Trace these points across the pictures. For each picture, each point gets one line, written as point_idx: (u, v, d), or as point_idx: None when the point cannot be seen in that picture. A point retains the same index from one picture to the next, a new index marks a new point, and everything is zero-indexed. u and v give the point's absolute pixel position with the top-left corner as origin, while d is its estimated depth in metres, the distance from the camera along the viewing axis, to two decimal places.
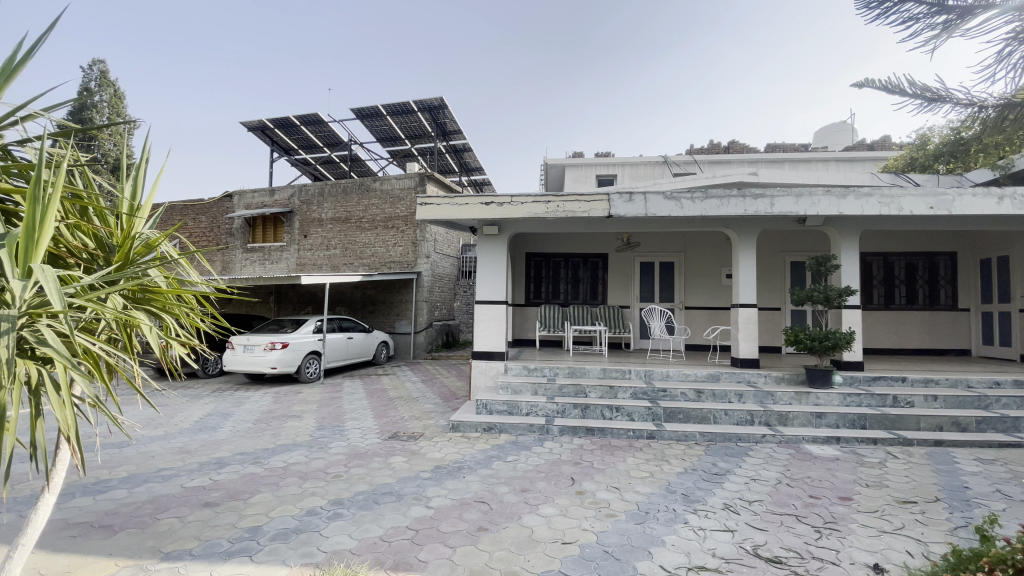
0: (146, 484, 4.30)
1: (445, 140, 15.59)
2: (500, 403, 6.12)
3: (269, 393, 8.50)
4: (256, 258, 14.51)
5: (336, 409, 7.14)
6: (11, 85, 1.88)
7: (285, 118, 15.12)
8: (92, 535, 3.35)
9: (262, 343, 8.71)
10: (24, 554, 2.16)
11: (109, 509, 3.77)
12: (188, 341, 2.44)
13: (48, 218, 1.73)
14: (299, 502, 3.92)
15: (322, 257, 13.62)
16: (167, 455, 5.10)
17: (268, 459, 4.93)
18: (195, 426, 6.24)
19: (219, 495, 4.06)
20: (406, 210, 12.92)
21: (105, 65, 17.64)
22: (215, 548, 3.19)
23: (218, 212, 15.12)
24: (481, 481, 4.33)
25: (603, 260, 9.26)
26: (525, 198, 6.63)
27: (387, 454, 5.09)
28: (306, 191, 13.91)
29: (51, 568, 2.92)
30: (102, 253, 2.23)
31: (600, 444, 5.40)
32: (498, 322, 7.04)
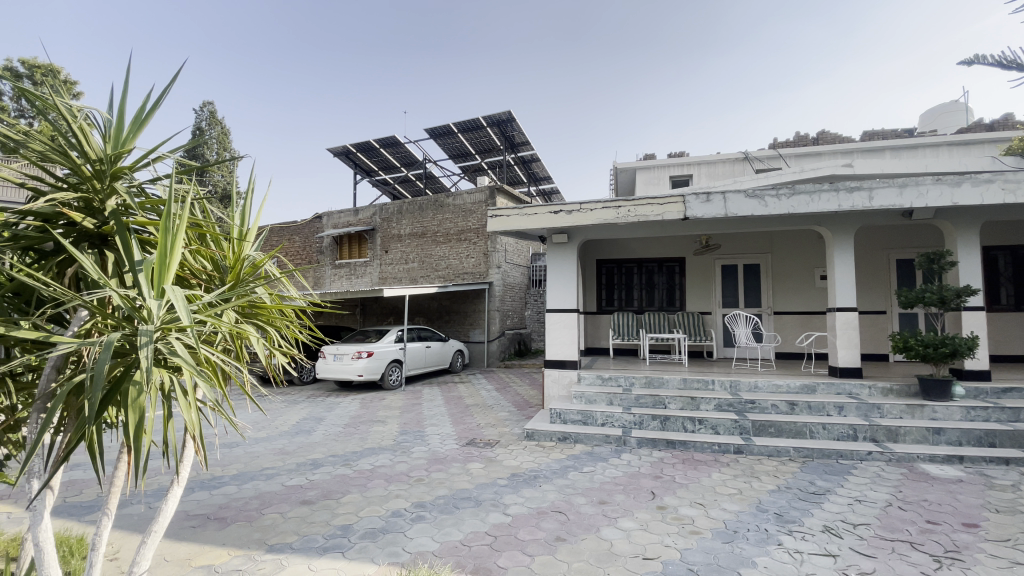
0: (253, 481, 4.76)
1: (514, 152, 15.87)
2: (574, 413, 6.08)
3: (356, 399, 9.08)
4: (343, 273, 15.62)
5: (417, 415, 7.47)
6: (141, 133, 2.18)
7: (365, 142, 16.19)
8: (209, 526, 3.76)
9: (349, 352, 9.33)
10: (155, 542, 2.36)
11: (222, 503, 4.21)
12: (289, 351, 2.68)
13: (176, 245, 2.00)
14: (385, 503, 4.13)
15: (401, 271, 14.35)
16: (270, 455, 5.62)
17: (357, 462, 5.27)
18: (293, 429, 6.81)
19: (315, 493, 4.40)
20: (477, 223, 13.26)
21: (214, 106, 20.01)
22: (312, 543, 3.45)
23: (309, 232, 16.47)
24: (558, 491, 4.32)
25: (680, 265, 8.92)
26: (595, 204, 6.58)
27: (465, 460, 5.24)
28: (385, 209, 14.77)
29: (177, 554, 3.32)
30: (218, 274, 2.54)
31: (682, 458, 5.18)
32: (570, 330, 7.01)
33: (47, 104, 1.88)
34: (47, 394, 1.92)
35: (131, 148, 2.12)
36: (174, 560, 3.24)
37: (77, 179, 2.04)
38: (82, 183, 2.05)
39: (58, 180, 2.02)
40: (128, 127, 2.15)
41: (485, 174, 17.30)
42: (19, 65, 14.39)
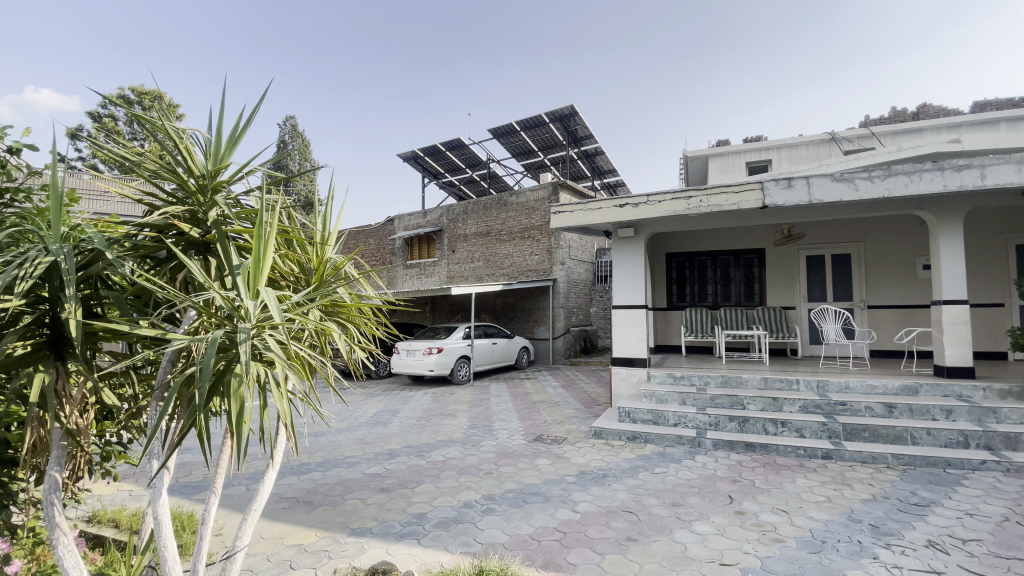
0: (336, 468, 5.13)
1: (577, 147, 15.71)
2: (644, 412, 5.96)
3: (428, 393, 9.47)
4: (414, 273, 16.32)
5: (485, 410, 7.66)
6: (234, 151, 2.34)
7: (432, 146, 16.78)
8: (298, 509, 4.11)
9: (421, 349, 9.74)
10: (254, 521, 2.39)
11: (309, 487, 4.59)
12: (367, 347, 2.88)
13: (267, 250, 2.21)
14: (456, 495, 4.30)
15: (468, 270, 14.73)
16: (351, 444, 6.02)
17: (430, 453, 5.51)
18: (371, 420, 7.24)
19: (392, 482, 4.66)
20: (541, 220, 13.28)
21: (295, 119, 21.62)
22: (390, 529, 3.67)
23: (382, 234, 17.35)
24: (628, 491, 4.27)
25: (758, 256, 8.44)
26: (663, 195, 6.37)
27: (533, 455, 5.31)
28: (451, 210, 15.21)
29: (272, 533, 3.67)
30: (303, 276, 2.77)
31: (762, 461, 4.93)
32: (638, 327, 6.86)
33: (157, 127, 2.11)
34: (164, 384, 2.19)
35: (227, 164, 2.31)
36: (270, 538, 3.58)
37: (184, 194, 2.30)
38: (188, 197, 2.31)
39: (167, 194, 2.29)
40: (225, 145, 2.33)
41: (549, 170, 17.29)
42: (132, 94, 16.32)
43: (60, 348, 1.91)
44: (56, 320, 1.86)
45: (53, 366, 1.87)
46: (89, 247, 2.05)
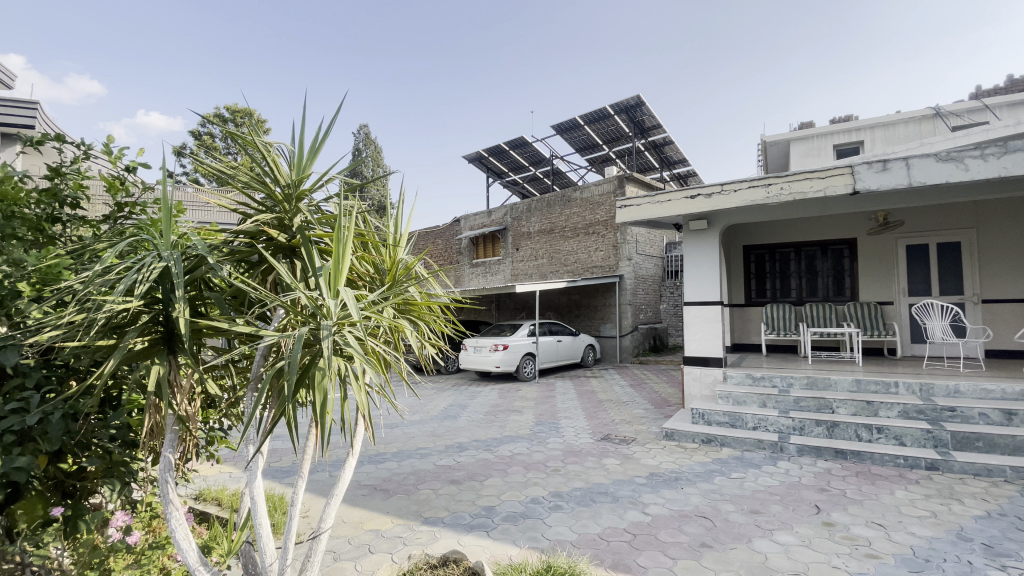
0: (410, 459, 5.36)
1: (643, 138, 15.23)
2: (720, 414, 5.68)
3: (495, 389, 9.63)
4: (479, 271, 16.63)
5: (552, 407, 7.66)
6: (315, 161, 2.46)
7: (496, 146, 17.01)
8: (376, 496, 4.34)
9: (488, 345, 9.92)
10: (336, 507, 2.45)
11: (385, 476, 4.83)
12: (437, 343, 2.97)
13: (345, 252, 2.34)
14: (524, 490, 4.34)
15: (532, 268, 14.78)
16: (423, 436, 6.26)
17: (498, 448, 5.60)
18: (442, 414, 7.48)
19: (461, 474, 4.79)
20: (606, 215, 13.00)
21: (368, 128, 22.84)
22: (461, 520, 3.77)
23: (449, 234, 17.84)
24: (702, 495, 4.09)
25: (849, 247, 7.77)
26: (739, 184, 6.02)
27: (601, 455, 5.24)
28: (515, 208, 15.31)
29: (352, 517, 3.90)
30: (378, 277, 2.91)
31: (855, 470, 4.53)
32: (712, 324, 6.54)
33: (248, 142, 2.27)
34: (258, 376, 2.39)
35: (308, 174, 2.44)
36: (350, 522, 3.81)
37: (272, 202, 2.49)
38: (276, 206, 2.49)
39: (258, 203, 2.48)
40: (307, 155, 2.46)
41: (614, 164, 16.92)
42: (227, 112, 18.02)
43: (172, 342, 2.12)
44: (168, 319, 2.08)
45: (166, 359, 2.10)
46: (193, 253, 2.27)
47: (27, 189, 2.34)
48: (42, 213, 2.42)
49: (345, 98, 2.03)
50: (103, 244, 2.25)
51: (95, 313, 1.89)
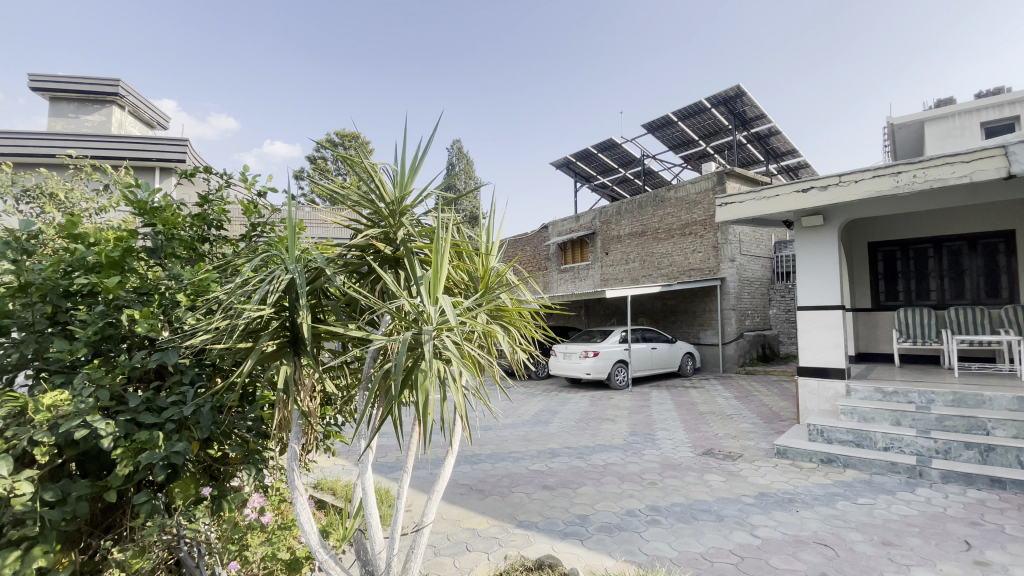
0: (503, 462, 5.47)
1: (745, 130, 14.23)
2: (843, 432, 5.08)
3: (586, 396, 9.51)
4: (568, 277, 16.58)
5: (647, 417, 7.37)
6: (415, 178, 2.60)
7: (584, 149, 16.91)
8: (472, 495, 4.47)
9: (578, 351, 9.83)
10: (436, 503, 2.53)
11: (480, 477, 4.97)
12: (528, 348, 2.99)
13: (443, 261, 2.46)
14: (619, 501, 4.21)
15: (623, 272, 14.42)
16: (516, 440, 6.35)
17: (591, 456, 5.51)
18: (533, 419, 7.54)
19: (554, 480, 4.78)
20: (704, 214, 12.30)
21: (460, 142, 23.93)
22: (555, 526, 3.76)
23: (538, 241, 18.01)
24: (821, 521, 3.69)
25: (1006, 240, 6.61)
26: (861, 174, 5.37)
27: (702, 470, 4.94)
28: (605, 211, 15.06)
29: (450, 515, 4.06)
30: (471, 284, 3.01)
31: (1019, 504, 3.82)
32: (830, 331, 5.90)
33: (357, 164, 2.48)
34: (369, 377, 2.59)
35: (409, 191, 2.60)
36: (449, 519, 3.97)
37: (378, 218, 2.69)
38: (381, 221, 2.69)
39: (366, 219, 2.70)
40: (408, 173, 2.62)
41: (711, 159, 15.97)
42: (336, 137, 19.92)
43: (296, 344, 2.36)
44: (293, 324, 2.32)
45: (292, 360, 2.35)
46: (313, 265, 2.53)
47: (184, 215, 2.75)
48: (194, 234, 2.83)
49: (439, 120, 2.12)
50: (242, 260, 2.59)
51: (236, 320, 2.17)
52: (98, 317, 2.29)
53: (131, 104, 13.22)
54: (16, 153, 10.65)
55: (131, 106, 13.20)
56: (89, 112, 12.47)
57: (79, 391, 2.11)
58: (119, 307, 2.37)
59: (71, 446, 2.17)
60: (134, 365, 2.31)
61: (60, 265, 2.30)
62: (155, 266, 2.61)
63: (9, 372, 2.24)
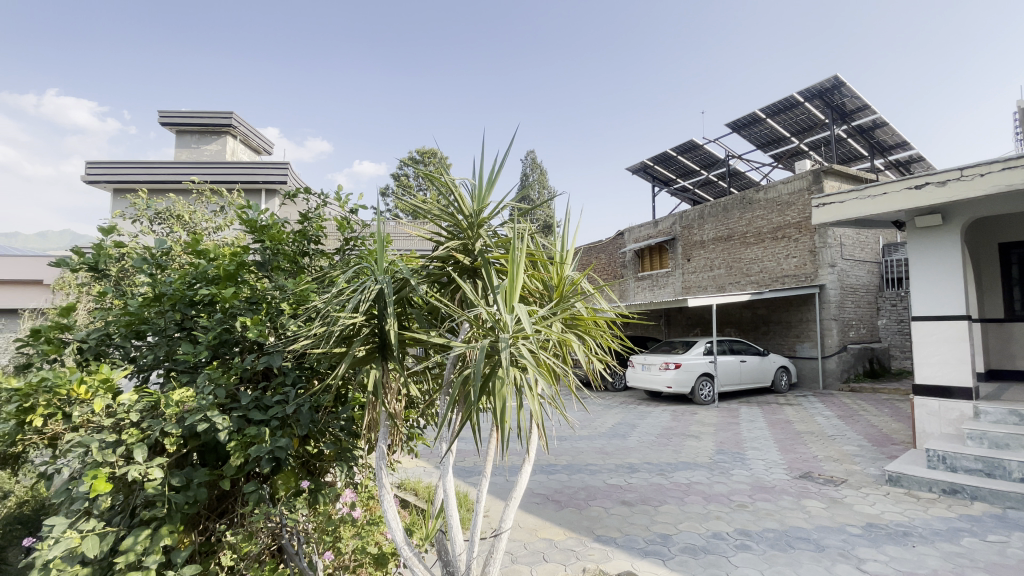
0: (580, 473, 5.39)
1: (844, 123, 13.04)
2: (970, 460, 4.43)
3: (668, 410, 9.12)
4: (646, 285, 16.09)
5: (735, 435, 6.92)
6: (491, 192, 2.66)
7: (663, 153, 16.41)
8: (548, 506, 4.45)
9: (658, 363, 9.47)
10: (513, 511, 2.53)
11: (557, 487, 4.94)
12: (604, 358, 2.94)
13: (519, 270, 2.49)
14: (704, 522, 3.99)
15: (707, 279, 13.72)
16: (593, 453, 6.24)
17: (673, 473, 5.27)
18: (611, 432, 7.36)
19: (634, 496, 4.63)
20: (798, 216, 11.42)
21: (533, 153, 24.25)
22: (634, 543, 3.64)
23: (613, 248, 17.67)
24: (944, 559, 3.24)
25: None
26: (989, 166, 4.71)
27: (799, 494, 4.54)
28: (686, 216, 14.46)
29: (527, 524, 4.07)
30: (546, 293, 3.01)
31: None
32: (953, 344, 5.19)
33: (438, 180, 2.60)
34: (450, 382, 2.68)
35: (487, 204, 2.67)
36: (526, 528, 3.98)
37: (457, 231, 2.79)
38: (461, 233, 2.79)
39: (446, 232, 2.81)
40: (485, 187, 2.69)
41: (806, 157, 14.78)
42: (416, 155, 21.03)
43: (383, 349, 2.51)
44: (381, 331, 2.47)
45: (380, 364, 2.49)
46: (399, 276, 2.67)
47: (288, 231, 3.04)
48: (296, 249, 3.11)
49: (514, 137, 2.17)
50: (336, 271, 2.80)
51: (332, 327, 2.35)
52: (217, 323, 2.59)
53: (242, 133, 14.87)
54: (153, 181, 12.36)
55: (242, 136, 14.85)
56: (210, 142, 14.20)
57: (201, 389, 2.40)
58: (233, 315, 2.66)
59: (194, 438, 2.47)
60: (246, 367, 2.58)
61: (187, 279, 2.64)
62: (263, 279, 2.90)
63: (146, 371, 2.61)
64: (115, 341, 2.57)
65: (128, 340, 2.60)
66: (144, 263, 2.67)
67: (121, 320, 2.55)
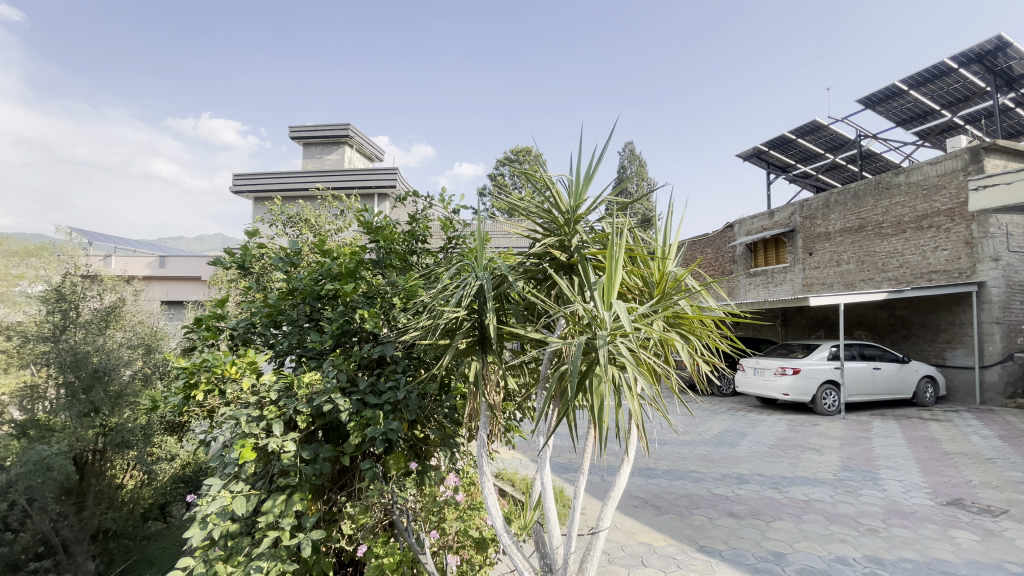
0: (682, 480, 5.15)
1: (1013, 90, 10.94)
2: None
3: (783, 419, 8.37)
4: (760, 281, 14.86)
5: (865, 451, 6.14)
6: (588, 188, 2.62)
7: (779, 137, 15.03)
8: (647, 510, 4.31)
9: (772, 367, 8.69)
10: (612, 510, 2.47)
11: (656, 492, 4.76)
12: (711, 359, 2.76)
13: (617, 266, 2.41)
14: (825, 544, 3.60)
15: (832, 275, 12.33)
16: (696, 459, 5.92)
17: (788, 488, 4.83)
18: (717, 439, 6.93)
19: (743, 509, 4.31)
20: (950, 201, 9.83)
21: (632, 144, 23.62)
22: (742, 558, 3.40)
23: (721, 242, 16.55)
24: None
25: None
26: None
27: (945, 523, 3.92)
28: (807, 205, 13.10)
29: (625, 526, 3.99)
30: (647, 290, 2.89)
31: None
32: None
33: (537, 177, 2.63)
34: (547, 376, 2.69)
35: (585, 199, 2.64)
36: (624, 530, 3.90)
37: (554, 227, 2.79)
38: (557, 230, 2.78)
39: (544, 229, 2.81)
40: (582, 183, 2.66)
41: (961, 133, 12.64)
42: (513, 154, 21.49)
43: (484, 342, 2.59)
44: (482, 325, 2.55)
45: (480, 357, 2.58)
46: (497, 272, 2.73)
47: (398, 232, 3.27)
48: (405, 248, 3.34)
49: (613, 130, 2.11)
50: (441, 268, 2.94)
51: (438, 320, 2.48)
52: (340, 315, 2.87)
53: (358, 143, 16.26)
54: (285, 189, 14.00)
55: (357, 145, 16.26)
56: (330, 152, 15.72)
57: (326, 373, 2.67)
58: (353, 307, 2.93)
59: (320, 418, 2.75)
60: (363, 355, 2.83)
61: (315, 276, 2.96)
62: (378, 275, 3.16)
63: (281, 356, 2.96)
64: (257, 330, 2.95)
65: (267, 328, 2.96)
66: (281, 261, 3.05)
67: (262, 311, 2.92)
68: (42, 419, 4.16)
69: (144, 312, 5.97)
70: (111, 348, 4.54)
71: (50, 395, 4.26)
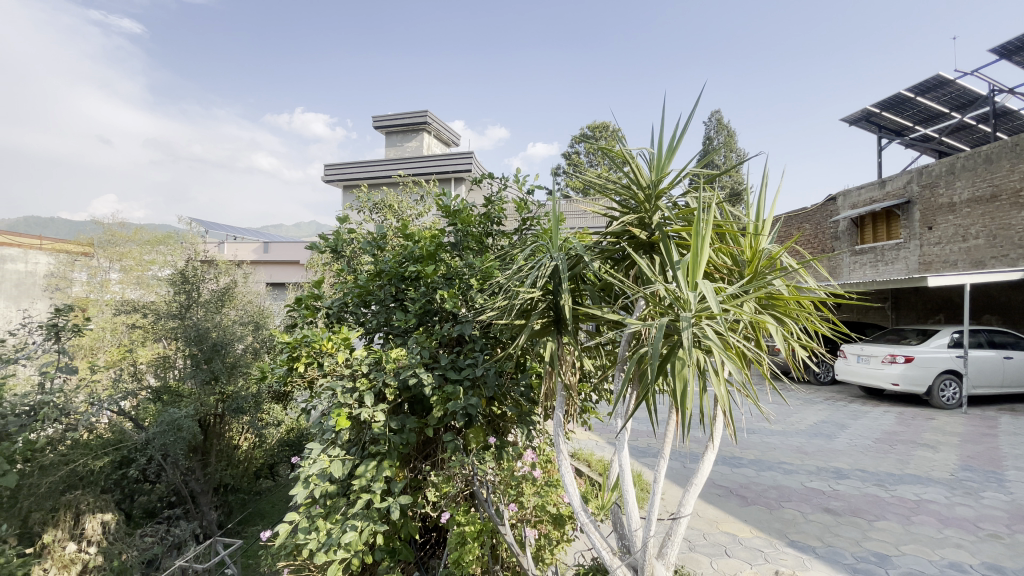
0: (771, 471, 4.87)
1: None
2: None
3: (891, 411, 7.59)
4: (866, 260, 13.35)
5: (991, 450, 5.43)
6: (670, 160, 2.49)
7: (892, 97, 13.35)
8: (732, 500, 4.14)
9: (878, 355, 7.86)
10: (696, 496, 2.39)
11: (742, 482, 4.55)
12: (809, 344, 2.55)
13: (703, 244, 2.28)
14: (937, 548, 3.25)
15: (956, 252, 10.87)
16: (788, 451, 5.55)
17: (895, 486, 4.39)
18: (812, 430, 6.45)
19: (840, 505, 4.00)
20: None
21: (719, 114, 22.09)
22: (839, 557, 3.16)
23: (822, 217, 15.09)
24: None
25: None
26: None
27: None
28: (927, 171, 11.57)
29: (707, 514, 3.86)
30: (737, 269, 2.71)
31: None
32: None
33: (616, 151, 2.54)
34: (625, 358, 2.63)
35: (665, 172, 2.52)
36: (706, 518, 3.77)
37: (634, 204, 2.69)
38: (636, 207, 2.69)
39: (622, 206, 2.73)
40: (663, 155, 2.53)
41: None
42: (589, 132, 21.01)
43: (559, 322, 2.59)
44: (557, 306, 2.55)
45: (555, 337, 2.59)
46: (573, 252, 2.70)
47: (475, 214, 3.34)
48: (482, 230, 3.40)
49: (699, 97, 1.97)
50: (516, 249, 2.96)
51: (514, 300, 2.50)
52: (422, 295, 2.99)
53: (435, 129, 16.71)
54: (371, 177, 14.79)
55: (435, 132, 16.72)
56: (410, 139, 16.31)
57: (410, 350, 2.81)
58: (434, 288, 3.05)
59: (406, 391, 2.91)
60: (443, 333, 2.94)
61: (399, 258, 3.11)
62: (457, 257, 3.25)
63: (371, 332, 3.16)
64: (349, 309, 3.16)
65: (358, 307, 3.17)
66: (370, 245, 3.24)
67: (353, 292, 3.12)
68: (173, 386, 4.84)
69: (252, 292, 6.64)
70: (226, 324, 5.06)
71: (179, 364, 4.88)
